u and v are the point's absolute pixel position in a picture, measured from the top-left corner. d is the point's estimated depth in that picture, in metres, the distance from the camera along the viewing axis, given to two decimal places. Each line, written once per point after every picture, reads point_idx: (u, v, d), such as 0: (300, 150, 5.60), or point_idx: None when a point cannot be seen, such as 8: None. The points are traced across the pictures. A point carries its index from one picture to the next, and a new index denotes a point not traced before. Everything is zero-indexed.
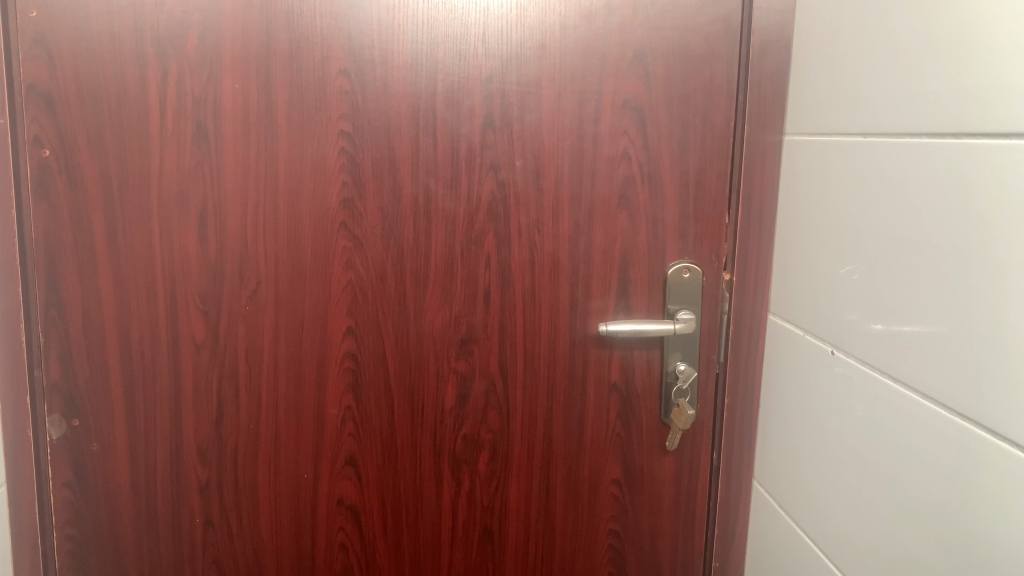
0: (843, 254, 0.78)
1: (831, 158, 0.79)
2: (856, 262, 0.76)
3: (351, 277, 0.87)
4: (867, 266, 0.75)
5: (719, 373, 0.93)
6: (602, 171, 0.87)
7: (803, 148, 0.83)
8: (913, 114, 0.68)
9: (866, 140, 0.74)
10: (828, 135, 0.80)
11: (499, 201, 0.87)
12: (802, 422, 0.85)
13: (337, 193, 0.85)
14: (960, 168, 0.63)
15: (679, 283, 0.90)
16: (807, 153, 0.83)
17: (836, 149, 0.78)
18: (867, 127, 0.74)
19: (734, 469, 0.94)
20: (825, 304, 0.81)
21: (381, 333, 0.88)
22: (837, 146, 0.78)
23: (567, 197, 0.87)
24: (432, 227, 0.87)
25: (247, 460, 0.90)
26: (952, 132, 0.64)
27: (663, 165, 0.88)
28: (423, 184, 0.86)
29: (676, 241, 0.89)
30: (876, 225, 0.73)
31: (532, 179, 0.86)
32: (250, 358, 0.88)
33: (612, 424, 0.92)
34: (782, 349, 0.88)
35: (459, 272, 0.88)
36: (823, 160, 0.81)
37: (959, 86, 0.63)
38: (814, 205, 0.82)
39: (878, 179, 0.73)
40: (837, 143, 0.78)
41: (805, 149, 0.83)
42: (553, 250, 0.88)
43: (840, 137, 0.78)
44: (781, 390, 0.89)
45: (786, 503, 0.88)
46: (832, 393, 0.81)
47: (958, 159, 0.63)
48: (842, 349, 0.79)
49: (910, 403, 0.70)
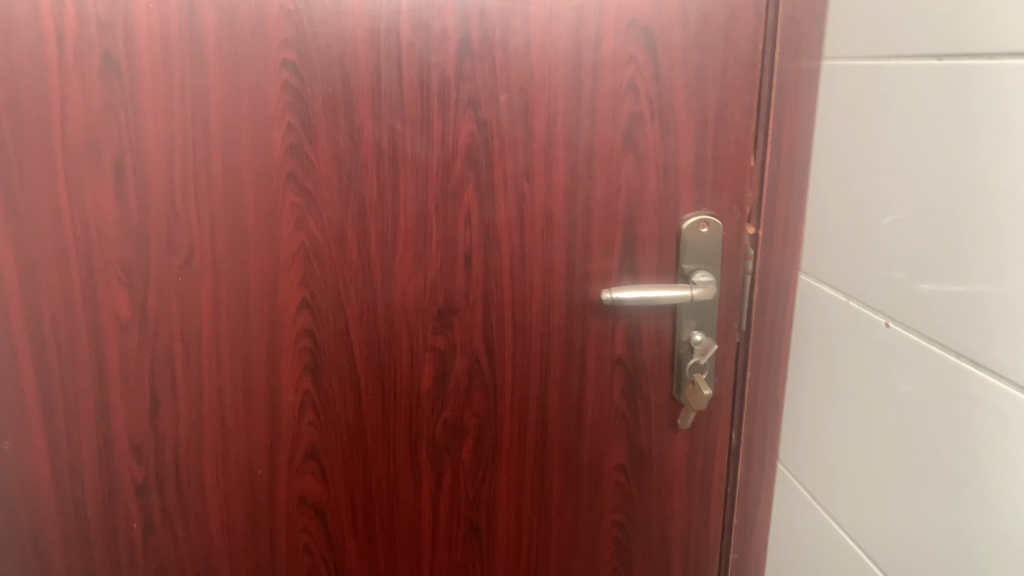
0: (902, 207, 0.64)
1: (887, 88, 0.65)
2: (919, 218, 0.62)
3: (304, 240, 0.72)
4: (933, 222, 0.61)
5: (740, 342, 0.80)
6: (604, 107, 0.72)
7: (850, 76, 0.69)
8: (1000, 32, 0.53)
9: (917, 63, 0.61)
10: (885, 59, 0.64)
11: (479, 145, 0.72)
12: (843, 403, 0.73)
13: (283, 139, 0.70)
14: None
15: (695, 239, 0.76)
16: (856, 82, 0.68)
17: (895, 76, 0.64)
18: (937, 48, 0.59)
19: (754, 451, 0.81)
20: (863, 260, 0.69)
21: (342, 306, 0.74)
22: (896, 72, 0.64)
23: (561, 140, 0.72)
24: (399, 178, 0.72)
25: (190, 456, 0.76)
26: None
27: (677, 99, 0.73)
28: (387, 126, 0.71)
29: (692, 191, 0.75)
30: (947, 172, 0.59)
31: (519, 118, 0.71)
32: (187, 339, 0.74)
33: (616, 404, 0.79)
34: (814, 315, 0.76)
35: (434, 233, 0.73)
36: (876, 90, 0.66)
37: None
38: (855, 144, 0.69)
39: (949, 113, 0.59)
40: (897, 68, 0.63)
41: (853, 76, 0.68)
42: (545, 204, 0.74)
43: (900, 61, 0.63)
44: (817, 363, 0.76)
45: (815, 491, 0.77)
46: (883, 372, 0.68)
47: None
48: (898, 321, 0.66)
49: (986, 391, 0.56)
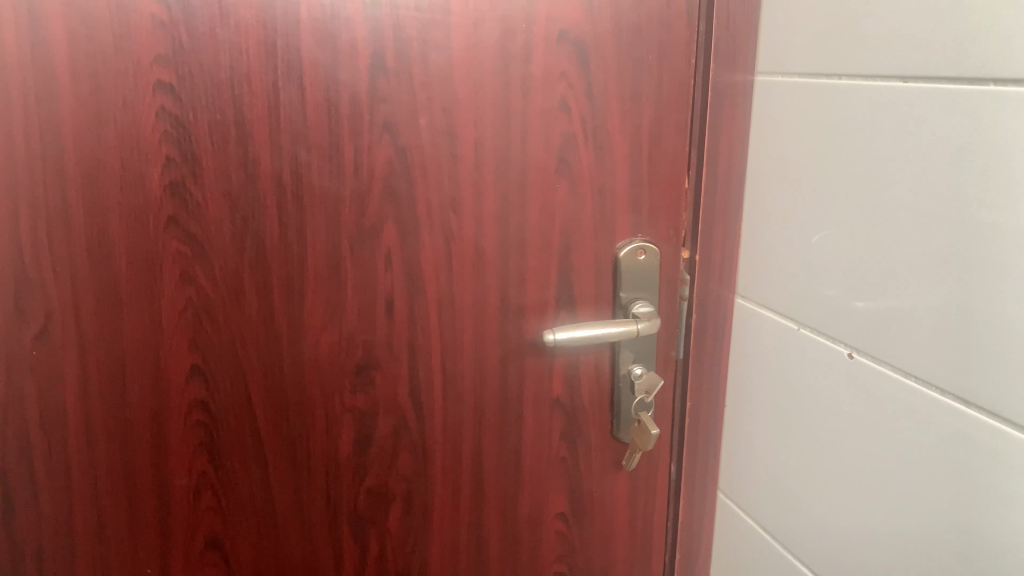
0: (864, 233, 0.61)
1: (846, 109, 0.62)
2: (883, 245, 0.60)
3: (191, 295, 0.60)
4: (900, 249, 0.58)
5: (679, 372, 0.74)
6: (535, 129, 0.65)
7: (803, 94, 0.66)
8: (967, 55, 0.52)
9: (847, 82, 0.62)
10: (843, 77, 0.62)
11: (399, 175, 0.63)
12: (796, 432, 0.70)
13: (161, 176, 0.58)
14: (986, 119, 0.51)
15: (633, 267, 0.70)
16: (810, 100, 0.65)
17: (855, 96, 0.61)
18: (902, 69, 0.57)
19: (696, 483, 0.77)
20: (791, 276, 0.69)
21: (242, 369, 0.63)
22: (835, 90, 0.63)
23: (491, 166, 0.64)
24: (306, 217, 0.62)
25: (58, 562, 0.63)
26: (982, 78, 0.51)
27: (611, 117, 0.66)
28: (289, 157, 0.60)
29: (628, 217, 0.69)
30: (917, 197, 0.57)
31: (442, 142, 0.63)
32: (48, 424, 0.60)
33: (556, 449, 0.72)
34: (756, 339, 0.74)
35: (349, 276, 0.64)
36: (834, 110, 0.63)
37: (993, 22, 0.50)
38: (788, 163, 0.68)
39: (918, 136, 0.56)
40: (856, 87, 0.61)
41: (807, 94, 0.65)
42: (475, 237, 0.65)
43: (859, 81, 0.60)
44: (763, 391, 0.74)
45: (768, 522, 0.74)
46: (842, 402, 0.65)
47: (985, 106, 0.51)
48: (862, 351, 0.63)
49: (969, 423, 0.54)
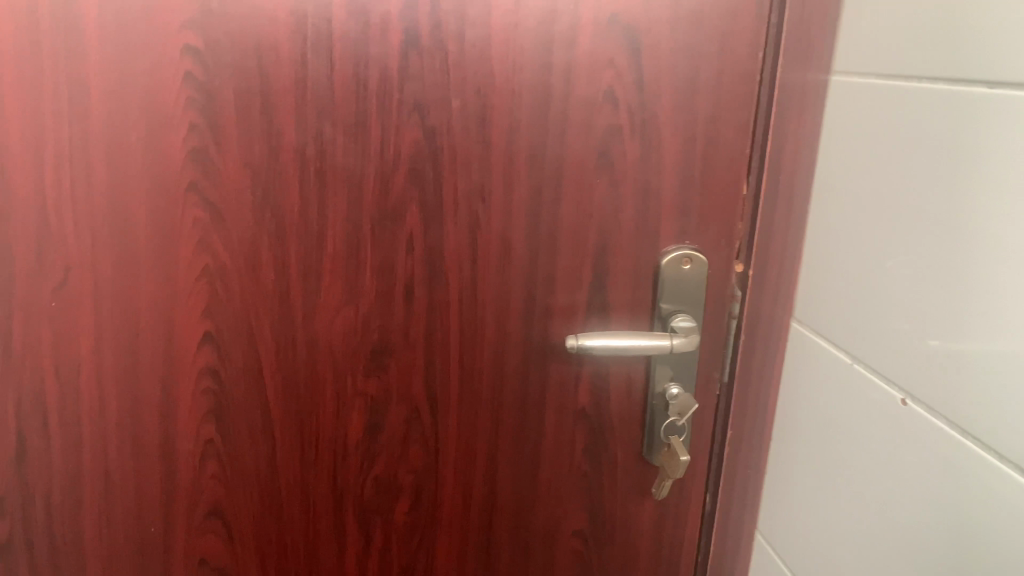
0: (929, 264, 0.54)
1: (918, 119, 0.54)
2: (948, 280, 0.52)
3: (208, 263, 0.60)
4: (966, 288, 0.51)
5: (721, 398, 0.68)
6: (576, 119, 0.60)
7: (870, 97, 0.58)
8: None
9: (928, 86, 0.53)
10: (919, 81, 0.54)
11: (425, 158, 0.60)
12: (836, 478, 0.63)
13: (184, 141, 0.58)
14: None
15: (676, 276, 0.64)
16: (888, 105, 0.57)
17: (940, 104, 0.53)
18: (980, 77, 0.49)
19: (732, 517, 0.71)
20: (854, 303, 0.61)
21: (253, 343, 0.62)
22: (914, 95, 0.55)
23: (524, 156, 0.61)
24: (327, 194, 0.60)
25: (66, 512, 0.64)
26: None
27: (663, 112, 0.61)
28: (313, 132, 0.58)
29: (674, 221, 0.64)
30: (987, 229, 0.49)
31: (474, 127, 0.60)
32: (63, 376, 0.61)
33: (576, 462, 0.68)
34: (808, 369, 0.66)
35: (367, 260, 0.61)
36: (905, 118, 0.56)
37: None
38: (856, 174, 0.60)
39: (995, 158, 0.48)
40: (931, 92, 0.53)
41: (878, 96, 0.58)
42: (502, 230, 0.62)
43: (944, 86, 0.52)
44: (810, 427, 0.66)
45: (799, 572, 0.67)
46: (891, 451, 0.58)
47: None
48: (915, 398, 0.56)
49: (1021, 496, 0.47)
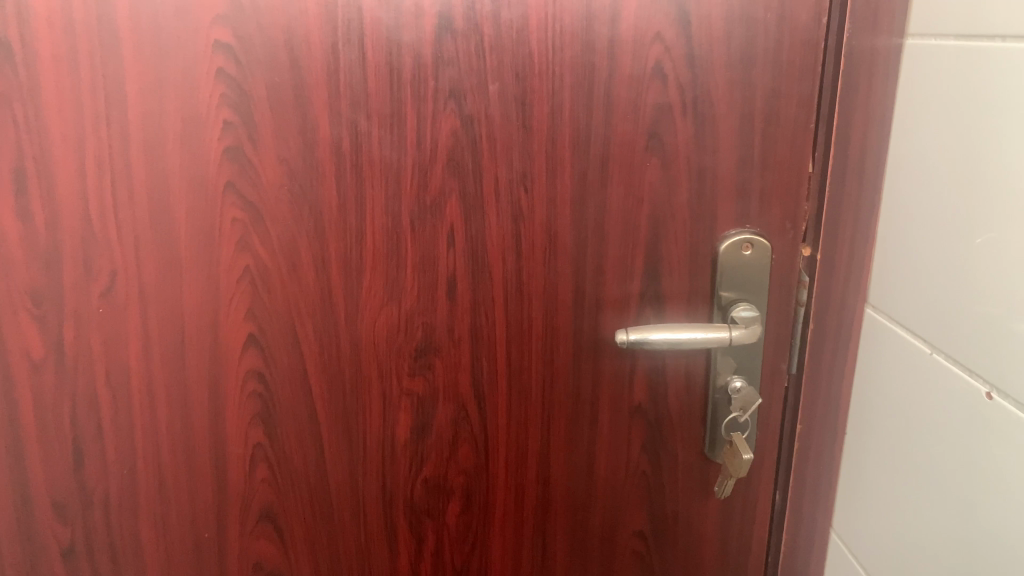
0: (1019, 246, 0.48)
1: (1005, 82, 0.48)
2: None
3: (249, 263, 0.59)
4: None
5: (790, 388, 0.65)
6: (622, 98, 0.56)
7: (953, 59, 0.52)
8: None
9: (1015, 47, 0.47)
10: (1005, 39, 0.48)
11: (464, 147, 0.57)
12: (916, 479, 0.58)
13: (219, 140, 0.56)
14: None
15: (737, 263, 0.61)
16: (970, 69, 0.51)
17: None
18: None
19: (804, 517, 0.67)
20: (928, 289, 0.56)
21: (296, 344, 0.61)
22: (1000, 58, 0.48)
23: (567, 140, 0.57)
24: (365, 189, 0.58)
25: (124, 515, 0.65)
26: None
27: (716, 87, 0.57)
28: (348, 124, 0.56)
29: (732, 203, 0.60)
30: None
31: (514, 112, 0.57)
32: (113, 381, 0.61)
33: (634, 461, 0.65)
34: (879, 361, 0.61)
35: (408, 255, 0.59)
36: (990, 82, 0.49)
37: None
38: (931, 146, 0.54)
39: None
40: (1020, 51, 0.47)
41: (959, 59, 0.52)
42: (546, 220, 0.59)
43: None
44: (884, 424, 0.61)
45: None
46: (975, 451, 0.53)
47: None
48: (1004, 394, 0.50)
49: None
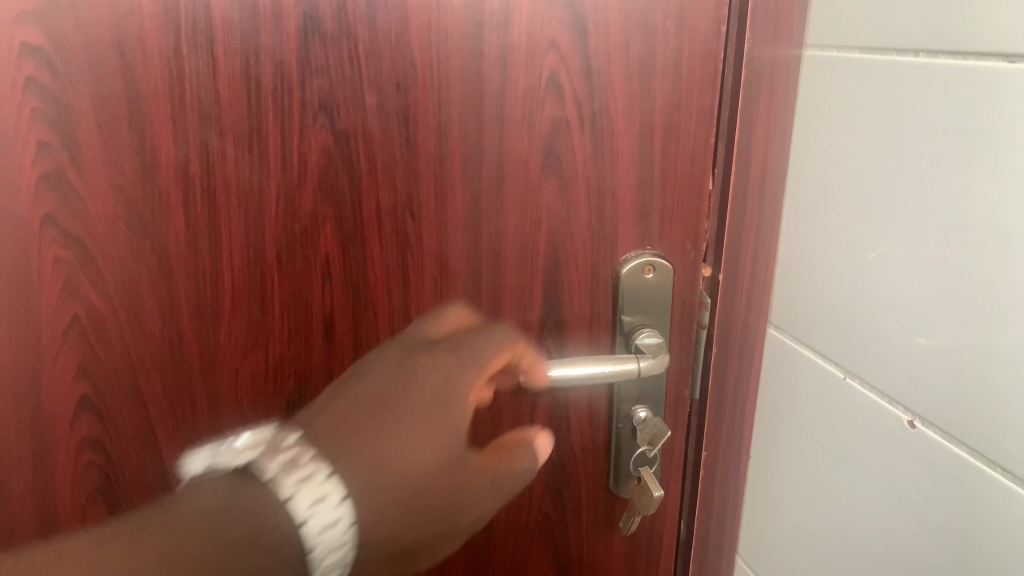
0: (943, 269, 0.46)
1: (925, 99, 0.46)
2: (968, 287, 0.44)
3: (79, 311, 0.50)
4: (990, 297, 0.43)
5: (693, 415, 0.62)
6: (516, 112, 0.51)
7: (871, 76, 0.50)
8: None
9: (923, 62, 0.46)
10: (929, 55, 0.45)
11: (339, 167, 0.50)
12: (827, 501, 0.57)
13: (32, 167, 0.46)
14: None
15: (639, 287, 0.56)
16: (875, 83, 0.50)
17: (938, 81, 0.45)
18: (1010, 47, 0.40)
19: (712, 542, 0.65)
20: (836, 306, 0.55)
21: (144, 405, 0.53)
22: (907, 73, 0.47)
23: (457, 160, 0.51)
24: (220, 220, 0.49)
25: None
26: None
27: (616, 100, 0.52)
28: (197, 144, 0.47)
29: (634, 225, 0.56)
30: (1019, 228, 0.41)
31: (395, 128, 0.50)
32: None
33: (537, 505, 0.61)
34: (783, 379, 0.60)
35: (276, 295, 0.52)
36: (910, 100, 0.47)
37: None
38: (838, 162, 0.53)
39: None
40: (945, 69, 0.44)
41: (878, 75, 0.49)
42: (437, 247, 0.53)
43: (944, 60, 0.44)
44: (788, 443, 0.61)
45: None
46: (890, 474, 0.52)
47: None
48: (929, 422, 0.48)
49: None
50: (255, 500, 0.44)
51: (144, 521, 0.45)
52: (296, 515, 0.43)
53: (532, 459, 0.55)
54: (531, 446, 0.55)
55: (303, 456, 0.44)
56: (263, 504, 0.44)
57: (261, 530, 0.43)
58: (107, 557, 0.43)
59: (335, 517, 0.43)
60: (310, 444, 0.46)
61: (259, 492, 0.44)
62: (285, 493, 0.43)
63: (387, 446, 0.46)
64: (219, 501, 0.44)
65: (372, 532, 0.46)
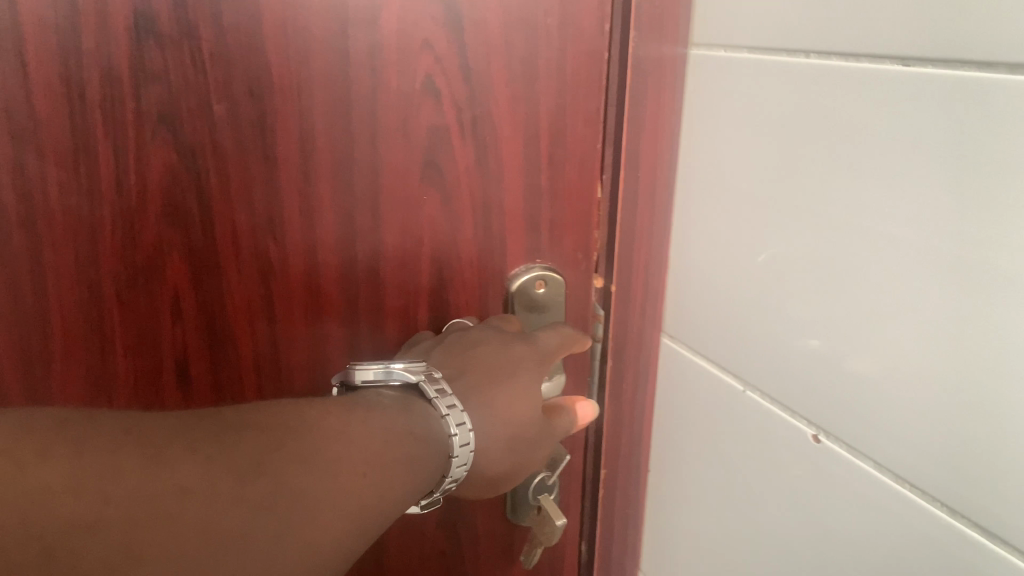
0: (916, 299, 0.39)
1: (816, 99, 0.43)
2: (888, 299, 0.41)
3: None
4: (919, 313, 0.39)
5: (591, 430, 0.60)
6: (389, 120, 0.46)
7: (761, 77, 0.47)
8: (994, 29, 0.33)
9: (814, 62, 0.43)
10: (821, 56, 0.42)
11: (185, 188, 0.44)
12: (725, 512, 0.56)
13: None
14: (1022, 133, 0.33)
15: (530, 302, 0.53)
16: (764, 84, 0.47)
17: (832, 83, 0.42)
18: (905, 50, 0.38)
19: (614, 550, 0.64)
20: (730, 316, 0.52)
21: None
22: (797, 74, 0.44)
23: (324, 175, 0.46)
24: (44, 256, 0.44)
25: None
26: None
27: (498, 105, 0.48)
28: (10, 167, 0.41)
29: (522, 238, 0.52)
30: (942, 240, 0.37)
31: (251, 141, 0.44)
32: None
33: (433, 541, 0.58)
34: (679, 389, 0.58)
35: (118, 338, 0.46)
36: (805, 103, 0.44)
37: None
38: (730, 166, 0.50)
39: (935, 146, 0.37)
40: (839, 71, 0.41)
41: (769, 75, 0.46)
42: (306, 273, 0.48)
43: (837, 62, 0.41)
44: (684, 454, 0.59)
45: None
46: (787, 484, 0.50)
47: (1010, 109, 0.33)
48: (832, 435, 0.46)
49: (974, 552, 0.38)
50: (426, 422, 0.42)
51: (295, 414, 0.37)
52: (448, 429, 0.43)
53: (566, 430, 0.49)
54: (569, 414, 0.50)
55: (445, 386, 0.44)
56: (428, 420, 0.43)
57: (427, 450, 0.41)
58: (266, 443, 0.34)
59: (470, 440, 0.43)
60: (452, 382, 0.46)
61: (420, 408, 0.43)
62: (443, 412, 0.43)
63: (496, 393, 0.46)
64: (392, 415, 0.41)
65: (478, 465, 0.45)
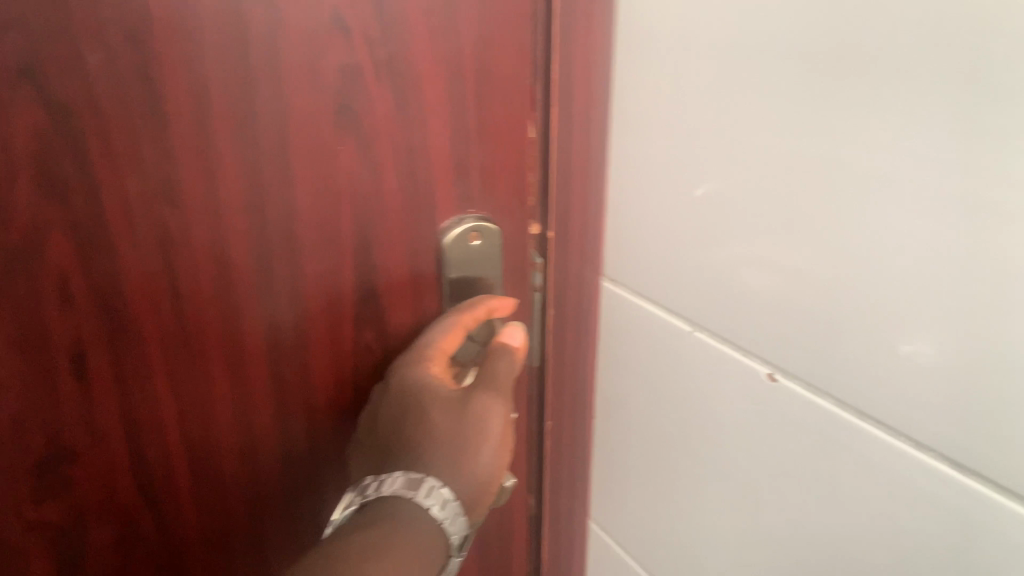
0: (869, 226, 0.37)
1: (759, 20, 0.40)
2: (844, 231, 0.39)
3: None
4: (890, 246, 0.37)
5: (533, 382, 0.57)
6: (296, 62, 0.40)
7: None
8: None
9: None
10: None
11: (59, 152, 0.37)
12: (673, 446, 0.55)
13: None
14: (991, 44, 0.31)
15: (465, 255, 0.50)
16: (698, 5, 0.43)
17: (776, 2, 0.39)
18: None
19: (562, 493, 0.63)
20: (669, 253, 0.50)
21: None
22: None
23: (226, 128, 0.40)
24: None
25: None
26: None
27: (416, 38, 0.42)
28: None
29: (451, 186, 0.48)
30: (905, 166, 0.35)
31: (136, 92, 0.37)
32: None
33: None
34: (619, 329, 0.56)
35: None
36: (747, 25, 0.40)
37: None
38: (663, 96, 0.47)
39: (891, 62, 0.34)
40: None
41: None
42: (212, 239, 0.42)
43: None
44: (628, 394, 0.57)
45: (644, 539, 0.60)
46: (738, 419, 0.48)
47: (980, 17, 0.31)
48: (791, 374, 0.44)
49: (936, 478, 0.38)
50: (401, 515, 0.45)
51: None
52: (422, 504, 0.46)
53: (509, 370, 0.49)
54: (506, 353, 0.49)
55: (394, 475, 0.47)
56: (401, 508, 0.45)
57: (415, 535, 0.45)
58: None
59: (446, 495, 0.47)
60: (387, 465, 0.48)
61: (384, 505, 0.46)
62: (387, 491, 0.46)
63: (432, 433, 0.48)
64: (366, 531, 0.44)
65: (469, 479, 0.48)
